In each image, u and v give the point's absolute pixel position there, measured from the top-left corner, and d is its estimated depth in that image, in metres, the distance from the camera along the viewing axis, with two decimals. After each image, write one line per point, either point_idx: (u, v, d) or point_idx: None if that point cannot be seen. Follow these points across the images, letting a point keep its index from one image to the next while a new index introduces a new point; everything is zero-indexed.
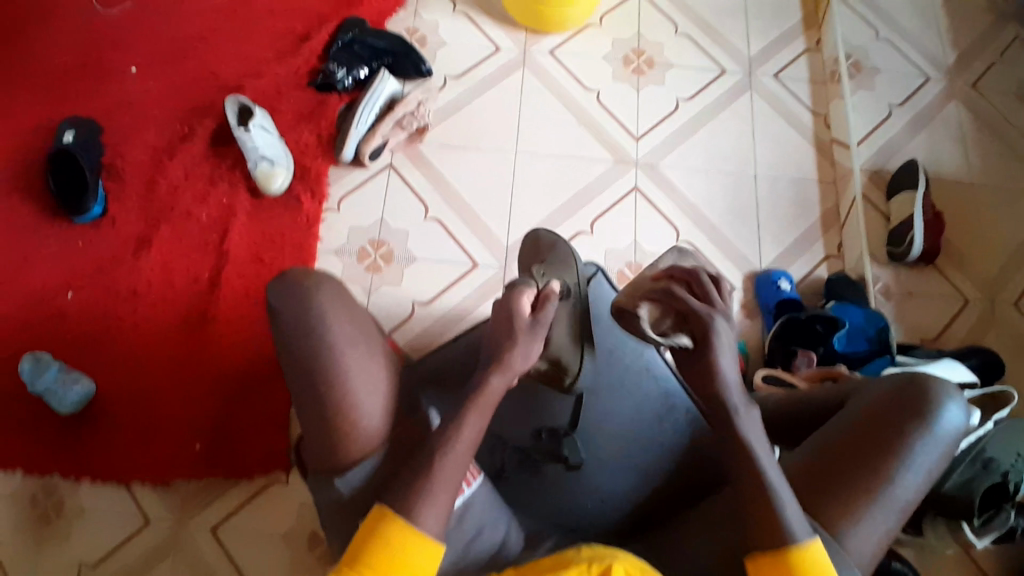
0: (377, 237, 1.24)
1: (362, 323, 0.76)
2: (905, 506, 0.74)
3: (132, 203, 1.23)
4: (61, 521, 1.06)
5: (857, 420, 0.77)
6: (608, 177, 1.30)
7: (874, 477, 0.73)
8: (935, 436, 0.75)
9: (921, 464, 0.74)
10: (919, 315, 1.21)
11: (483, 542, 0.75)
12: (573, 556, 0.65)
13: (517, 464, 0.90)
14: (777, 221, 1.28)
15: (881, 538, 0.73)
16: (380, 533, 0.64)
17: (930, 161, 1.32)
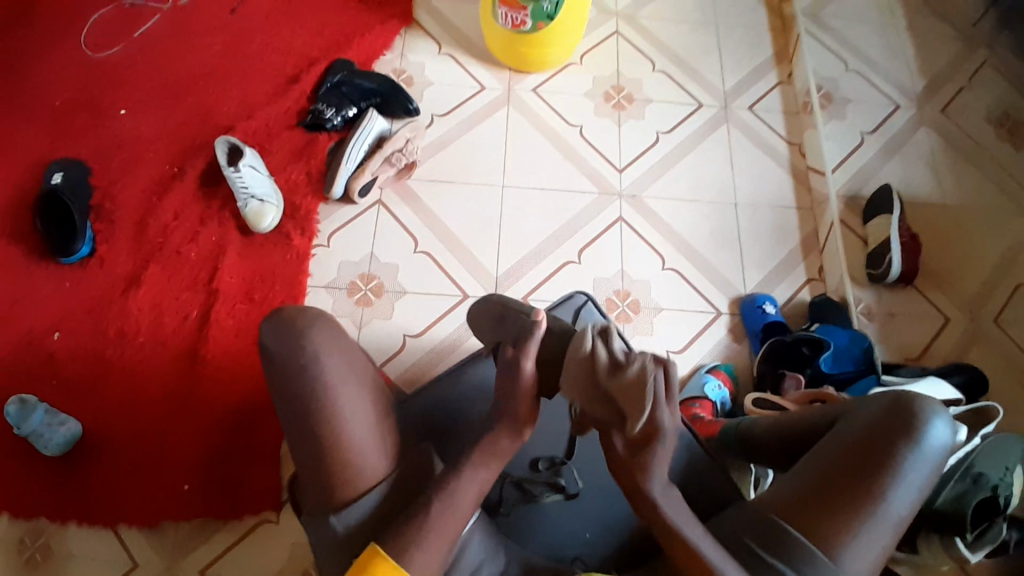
0: (367, 272, 1.24)
1: (357, 357, 0.76)
2: (900, 522, 0.75)
3: (121, 243, 1.23)
4: (48, 565, 1.03)
5: (847, 439, 0.78)
6: (594, 208, 1.33)
7: (866, 495, 0.74)
8: (924, 453, 0.76)
9: (912, 481, 0.75)
10: (901, 335, 1.23)
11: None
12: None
13: (516, 497, 0.89)
14: (759, 247, 1.32)
15: (878, 554, 0.74)
16: (370, 570, 0.64)
17: (904, 186, 1.37)
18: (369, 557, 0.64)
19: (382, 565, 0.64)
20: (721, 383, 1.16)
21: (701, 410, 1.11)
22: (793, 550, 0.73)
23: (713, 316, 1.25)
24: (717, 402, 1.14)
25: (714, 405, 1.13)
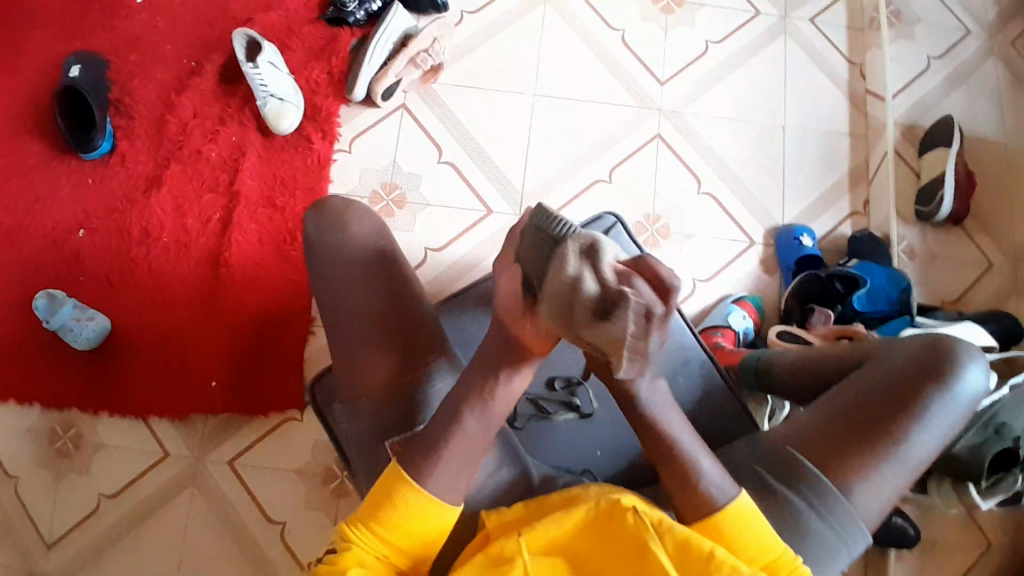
0: (390, 181, 1.21)
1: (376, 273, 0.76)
2: (919, 465, 0.73)
3: (142, 141, 1.20)
4: (79, 455, 1.08)
5: (875, 378, 0.76)
6: (630, 123, 1.26)
7: (887, 436, 0.72)
8: (953, 398, 0.73)
9: (937, 425, 0.73)
10: (941, 277, 1.17)
11: (495, 484, 0.75)
12: (582, 495, 0.69)
13: (532, 413, 0.90)
14: (803, 175, 1.24)
15: (891, 494, 0.72)
16: (390, 498, 0.62)
17: (966, 118, 1.25)
18: (390, 486, 0.63)
19: (402, 493, 0.62)
20: (746, 315, 1.13)
21: (723, 339, 1.09)
22: (804, 480, 0.72)
23: (746, 246, 1.20)
24: (740, 332, 1.11)
25: (737, 336, 1.10)
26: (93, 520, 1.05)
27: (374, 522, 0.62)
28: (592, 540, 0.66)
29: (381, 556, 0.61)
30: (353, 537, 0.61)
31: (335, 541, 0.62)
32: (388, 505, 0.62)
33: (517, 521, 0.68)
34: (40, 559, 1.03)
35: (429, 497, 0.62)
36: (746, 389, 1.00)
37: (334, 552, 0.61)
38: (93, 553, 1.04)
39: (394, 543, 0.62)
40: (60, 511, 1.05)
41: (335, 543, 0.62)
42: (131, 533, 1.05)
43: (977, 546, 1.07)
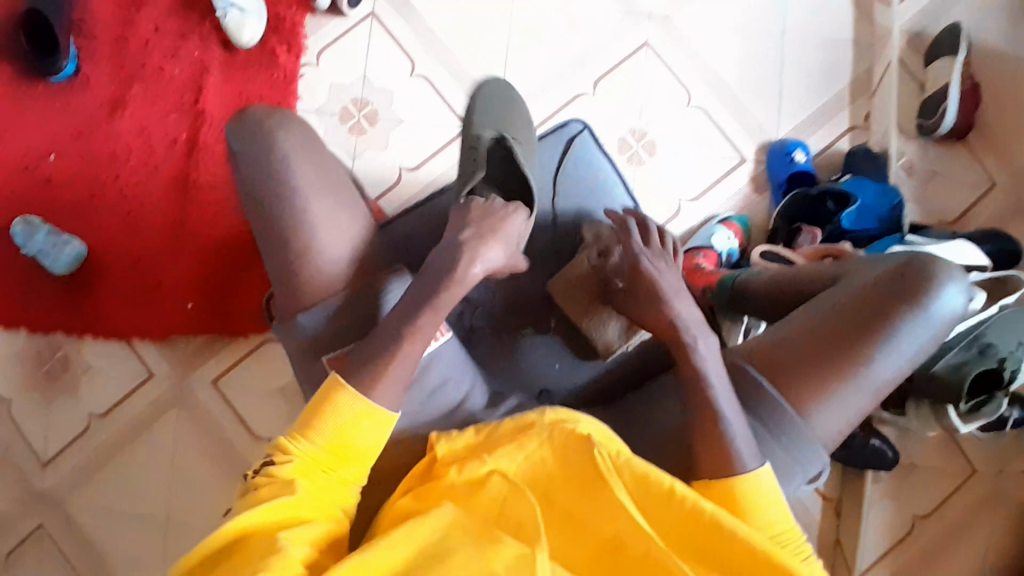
0: (360, 97, 1.15)
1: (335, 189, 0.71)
2: (883, 387, 0.71)
3: (105, 60, 1.15)
4: (69, 375, 1.10)
5: (846, 296, 0.72)
6: (616, 31, 1.17)
7: (854, 357, 0.69)
8: (925, 319, 0.70)
9: (905, 347, 0.70)
10: (940, 194, 1.10)
11: (445, 395, 0.74)
12: (535, 422, 0.67)
13: (488, 324, 0.84)
14: (801, 85, 1.15)
15: (851, 415, 0.71)
16: (326, 405, 0.60)
17: (980, 21, 1.15)
18: (326, 396, 0.61)
19: (343, 400, 0.60)
20: (731, 236, 1.07)
21: (704, 260, 1.04)
22: (761, 402, 0.70)
23: (736, 163, 1.14)
24: (723, 254, 1.06)
25: (719, 257, 1.05)
26: (84, 440, 1.08)
27: (311, 432, 0.60)
28: (550, 472, 0.65)
29: (327, 470, 0.59)
30: (294, 450, 0.59)
31: (271, 454, 0.60)
32: (326, 413, 0.60)
33: (469, 451, 0.67)
34: (37, 478, 1.07)
35: (371, 406, 0.61)
36: (722, 309, 0.93)
37: (273, 465, 0.58)
38: (86, 473, 1.07)
39: (338, 452, 0.60)
40: (53, 431, 1.09)
41: (270, 456, 0.59)
42: (119, 454, 1.08)
43: (954, 467, 1.07)
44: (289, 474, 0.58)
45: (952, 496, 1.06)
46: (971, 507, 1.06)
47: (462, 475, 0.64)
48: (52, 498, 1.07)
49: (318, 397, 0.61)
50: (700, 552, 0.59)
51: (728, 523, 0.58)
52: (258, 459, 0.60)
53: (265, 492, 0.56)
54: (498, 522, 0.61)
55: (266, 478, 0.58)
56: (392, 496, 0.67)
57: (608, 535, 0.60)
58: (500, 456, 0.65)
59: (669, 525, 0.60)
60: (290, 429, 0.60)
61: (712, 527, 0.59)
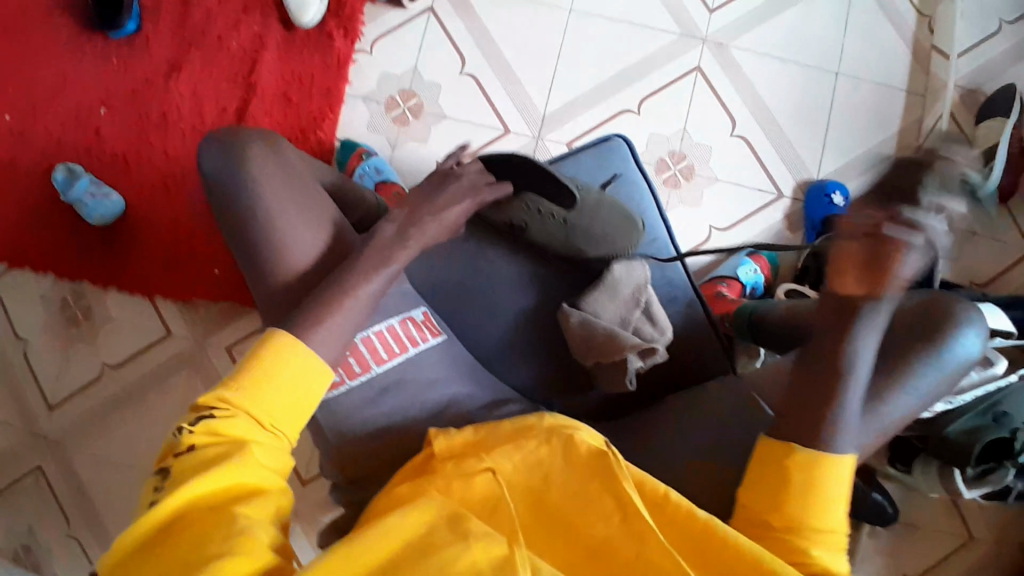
0: (407, 88, 1.17)
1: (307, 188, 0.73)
2: (890, 428, 0.67)
3: (167, 23, 1.18)
4: (89, 324, 1.13)
5: None
6: (670, 51, 1.17)
7: (863, 390, 0.66)
8: (941, 361, 0.67)
9: (917, 387, 0.67)
10: (975, 255, 1.09)
11: (436, 395, 0.76)
12: (535, 425, 0.68)
13: (505, 327, 0.84)
14: (848, 128, 1.15)
15: (856, 454, 0.66)
16: (269, 356, 0.59)
17: None
18: (266, 345, 0.60)
19: (284, 350, 0.60)
20: (757, 269, 1.07)
21: (727, 290, 1.05)
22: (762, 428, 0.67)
23: (772, 198, 1.13)
24: (748, 287, 1.07)
25: (743, 289, 1.06)
26: (96, 389, 1.11)
27: (250, 382, 0.58)
28: (550, 474, 0.65)
29: (269, 425, 0.57)
30: (238, 404, 0.57)
31: (203, 408, 0.56)
32: (263, 368, 0.58)
33: (469, 450, 0.68)
34: (44, 420, 1.10)
35: (312, 356, 0.61)
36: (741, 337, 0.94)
37: (215, 420, 0.55)
38: (94, 418, 1.10)
39: (281, 407, 0.58)
40: (66, 376, 1.12)
41: (208, 408, 0.56)
42: (128, 405, 1.10)
43: (955, 531, 1.05)
44: (232, 430, 0.55)
45: (948, 560, 1.05)
46: (968, 573, 1.04)
47: (459, 468, 0.65)
48: (57, 441, 1.10)
49: (256, 351, 0.59)
50: (691, 554, 0.60)
51: (721, 528, 0.59)
52: (188, 414, 0.56)
53: (213, 459, 0.54)
54: (491, 514, 0.62)
55: (210, 435, 0.55)
56: (390, 484, 0.68)
57: (602, 534, 0.61)
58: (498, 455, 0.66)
59: (664, 526, 0.61)
60: (224, 387, 0.57)
61: (711, 537, 0.59)
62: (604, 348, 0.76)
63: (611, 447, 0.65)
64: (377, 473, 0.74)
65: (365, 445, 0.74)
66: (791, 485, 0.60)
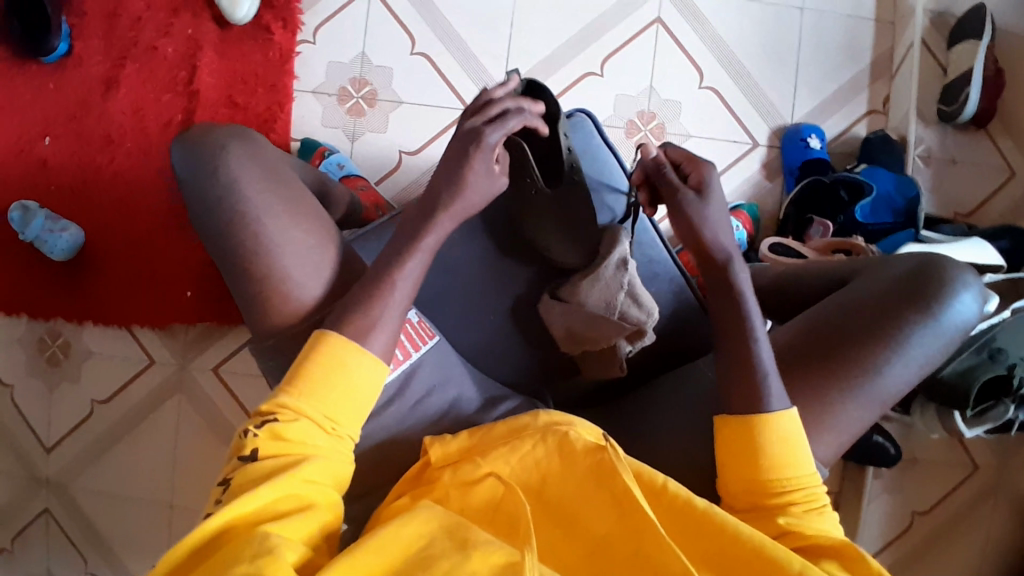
0: (358, 77, 1.11)
1: (287, 188, 0.65)
2: (891, 398, 0.67)
3: (95, 36, 1.11)
4: (70, 361, 1.10)
5: (857, 301, 0.69)
6: (627, 4, 1.11)
7: (855, 357, 0.66)
8: (937, 327, 0.67)
9: (915, 354, 0.67)
10: (958, 183, 1.07)
11: (434, 402, 0.74)
12: (530, 423, 0.66)
13: (491, 324, 0.83)
14: (819, 65, 1.10)
15: (856, 428, 0.67)
16: (337, 361, 0.58)
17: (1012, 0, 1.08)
18: (325, 348, 0.58)
19: (337, 352, 0.58)
20: (740, 225, 1.03)
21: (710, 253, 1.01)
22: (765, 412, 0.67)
23: (747, 149, 1.10)
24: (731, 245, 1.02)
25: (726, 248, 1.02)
26: (87, 426, 1.10)
27: (308, 387, 0.56)
28: (548, 473, 0.64)
29: (331, 429, 0.56)
30: (303, 408, 0.55)
31: (265, 412, 0.56)
32: (321, 370, 0.57)
33: (464, 456, 0.67)
34: (41, 463, 1.10)
35: (375, 362, 0.59)
36: None
37: (279, 424, 0.54)
38: (91, 456, 1.09)
39: (345, 410, 0.57)
40: (56, 417, 1.10)
41: (269, 412, 0.55)
42: (123, 438, 1.09)
43: (956, 462, 1.06)
44: (291, 435, 0.54)
45: (951, 490, 1.06)
46: (971, 501, 1.06)
47: (457, 476, 0.64)
48: (60, 481, 1.09)
49: (312, 346, 0.58)
50: (688, 540, 0.59)
51: (720, 516, 0.58)
52: (252, 417, 0.56)
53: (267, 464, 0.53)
54: (495, 520, 0.62)
55: (273, 438, 0.54)
56: (388, 497, 0.67)
57: (603, 531, 0.61)
58: (495, 459, 0.64)
59: (666, 516, 0.61)
60: (284, 388, 0.57)
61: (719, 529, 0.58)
62: (587, 334, 0.78)
63: (610, 444, 0.63)
64: (375, 494, 0.73)
65: (358, 471, 0.72)
66: (757, 460, 0.61)
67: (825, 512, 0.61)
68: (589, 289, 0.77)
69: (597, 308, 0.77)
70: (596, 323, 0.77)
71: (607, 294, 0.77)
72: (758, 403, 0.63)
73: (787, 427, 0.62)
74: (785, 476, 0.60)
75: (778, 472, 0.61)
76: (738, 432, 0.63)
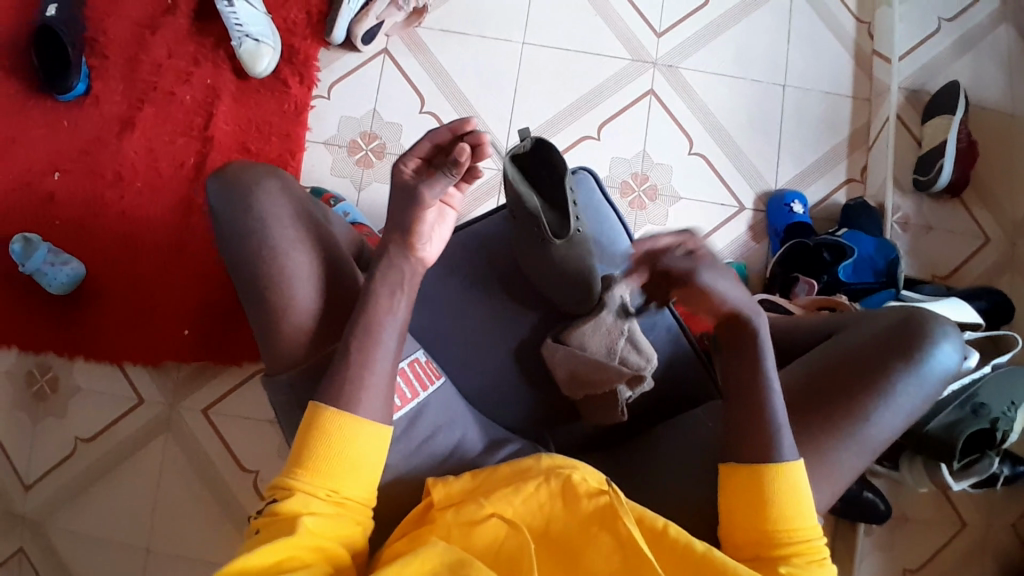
0: (369, 130, 1.17)
1: (312, 219, 0.69)
2: (882, 445, 0.69)
3: (117, 81, 1.16)
4: (57, 397, 1.08)
5: (843, 353, 0.72)
6: (623, 75, 1.20)
7: (853, 406, 0.68)
8: (921, 376, 0.69)
9: (902, 403, 0.69)
10: (934, 249, 1.14)
11: (439, 442, 0.74)
12: (533, 467, 0.66)
13: (497, 361, 0.85)
14: (800, 138, 1.19)
15: (851, 475, 0.68)
16: (323, 430, 0.59)
17: (972, 86, 1.19)
18: (315, 421, 0.60)
19: (331, 424, 0.59)
20: None
21: None
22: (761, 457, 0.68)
23: (734, 211, 1.16)
24: None
25: None
26: (67, 464, 1.06)
27: (311, 462, 0.58)
28: (551, 516, 0.64)
29: (328, 494, 0.58)
30: (297, 484, 0.57)
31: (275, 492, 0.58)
32: (321, 443, 0.59)
33: (466, 494, 0.65)
34: (14, 502, 1.05)
35: (362, 420, 0.60)
36: None
37: (278, 502, 0.57)
38: (68, 496, 1.05)
39: (339, 476, 0.58)
40: (38, 452, 1.06)
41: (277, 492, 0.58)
42: (103, 479, 1.06)
43: (946, 521, 1.07)
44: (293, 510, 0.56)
45: (943, 548, 1.07)
46: (962, 561, 1.06)
47: (458, 517, 0.63)
48: (31, 522, 1.05)
49: (309, 419, 0.60)
50: None
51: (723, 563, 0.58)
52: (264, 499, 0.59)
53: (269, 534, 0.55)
54: (497, 562, 0.61)
55: (272, 517, 0.56)
56: (390, 539, 0.66)
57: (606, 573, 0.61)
58: (498, 498, 0.63)
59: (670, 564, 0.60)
60: (290, 465, 0.59)
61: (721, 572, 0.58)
62: (590, 379, 0.78)
63: (612, 488, 0.63)
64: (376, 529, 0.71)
65: None
66: (759, 511, 0.61)
67: (825, 564, 0.61)
68: (591, 330, 0.80)
69: (598, 350, 0.79)
70: (599, 365, 0.77)
71: (608, 337, 0.80)
72: (764, 433, 0.64)
73: (789, 480, 0.62)
74: (784, 524, 0.61)
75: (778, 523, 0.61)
76: (738, 485, 0.63)
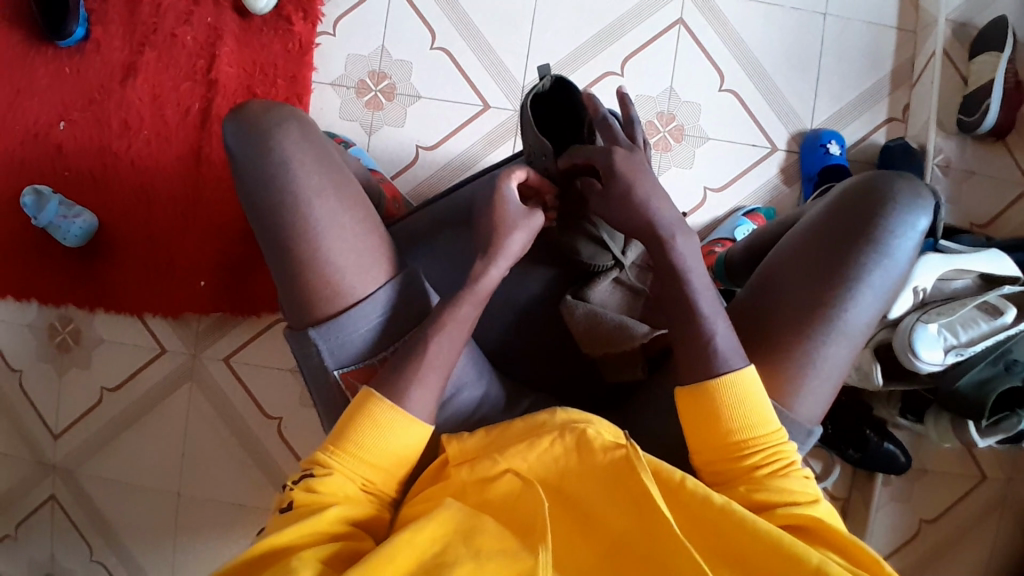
0: (377, 70, 1.11)
1: (347, 188, 0.64)
2: (863, 331, 0.64)
3: (115, 23, 1.10)
4: (81, 348, 1.10)
5: (805, 242, 0.66)
6: (651, 4, 1.11)
7: (818, 301, 0.63)
8: (889, 246, 0.63)
9: (874, 282, 0.63)
10: (975, 195, 1.06)
11: (462, 402, 0.69)
12: (546, 422, 0.58)
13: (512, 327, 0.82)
14: (840, 72, 1.10)
15: (834, 369, 0.64)
16: (363, 417, 0.58)
17: None
18: (363, 407, 0.59)
19: (375, 411, 0.58)
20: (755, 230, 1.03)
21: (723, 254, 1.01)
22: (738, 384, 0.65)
23: (766, 153, 1.10)
24: None
25: None
26: (96, 412, 1.09)
27: (349, 443, 0.58)
28: (568, 469, 0.57)
29: (363, 482, 0.58)
30: (334, 463, 0.57)
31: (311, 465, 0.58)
32: (360, 427, 0.58)
33: (480, 450, 0.59)
34: (49, 449, 1.09)
35: (410, 418, 0.59)
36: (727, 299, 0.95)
37: (313, 477, 0.57)
38: (99, 443, 1.09)
39: (374, 464, 0.58)
40: (67, 402, 1.10)
41: (312, 467, 0.58)
42: (130, 426, 1.09)
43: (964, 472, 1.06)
44: (325, 490, 0.56)
45: (958, 500, 1.06)
46: (978, 510, 1.06)
47: (472, 474, 0.58)
48: (66, 468, 1.09)
49: (358, 399, 0.60)
50: (705, 537, 0.54)
51: (738, 513, 0.52)
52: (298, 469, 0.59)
53: (302, 508, 0.55)
54: (511, 517, 0.55)
55: (305, 489, 0.56)
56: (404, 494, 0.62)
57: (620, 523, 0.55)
58: (512, 455, 0.57)
59: (689, 515, 0.54)
60: (327, 443, 0.59)
61: (722, 513, 0.53)
62: (605, 337, 0.73)
63: (629, 443, 0.56)
64: None
65: None
66: (723, 430, 0.58)
67: (795, 474, 0.58)
68: (599, 289, 0.77)
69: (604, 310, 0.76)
70: (620, 326, 0.72)
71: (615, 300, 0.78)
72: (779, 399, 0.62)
73: (741, 390, 0.59)
74: (750, 436, 0.58)
75: (742, 437, 0.58)
76: (694, 407, 0.60)
